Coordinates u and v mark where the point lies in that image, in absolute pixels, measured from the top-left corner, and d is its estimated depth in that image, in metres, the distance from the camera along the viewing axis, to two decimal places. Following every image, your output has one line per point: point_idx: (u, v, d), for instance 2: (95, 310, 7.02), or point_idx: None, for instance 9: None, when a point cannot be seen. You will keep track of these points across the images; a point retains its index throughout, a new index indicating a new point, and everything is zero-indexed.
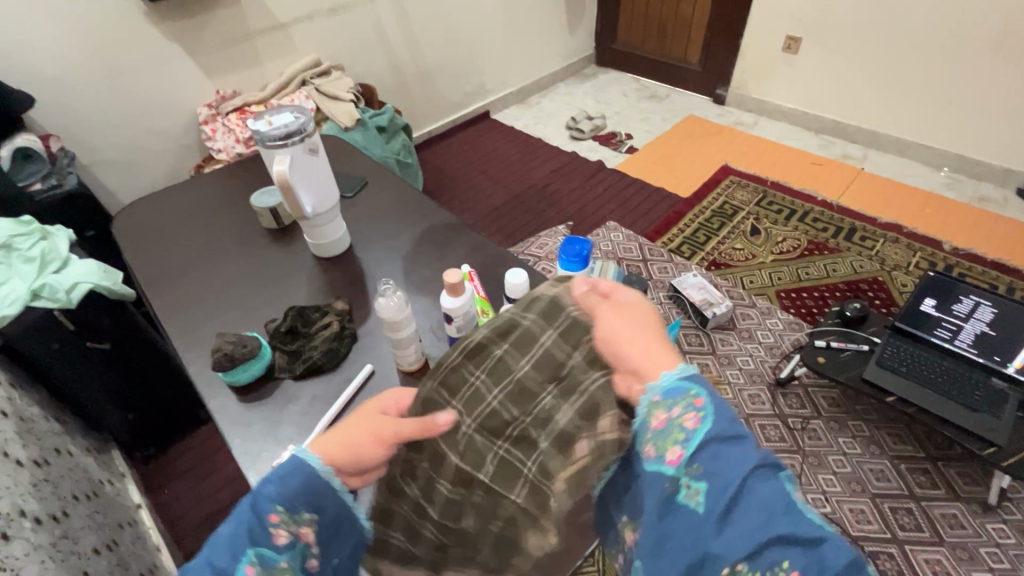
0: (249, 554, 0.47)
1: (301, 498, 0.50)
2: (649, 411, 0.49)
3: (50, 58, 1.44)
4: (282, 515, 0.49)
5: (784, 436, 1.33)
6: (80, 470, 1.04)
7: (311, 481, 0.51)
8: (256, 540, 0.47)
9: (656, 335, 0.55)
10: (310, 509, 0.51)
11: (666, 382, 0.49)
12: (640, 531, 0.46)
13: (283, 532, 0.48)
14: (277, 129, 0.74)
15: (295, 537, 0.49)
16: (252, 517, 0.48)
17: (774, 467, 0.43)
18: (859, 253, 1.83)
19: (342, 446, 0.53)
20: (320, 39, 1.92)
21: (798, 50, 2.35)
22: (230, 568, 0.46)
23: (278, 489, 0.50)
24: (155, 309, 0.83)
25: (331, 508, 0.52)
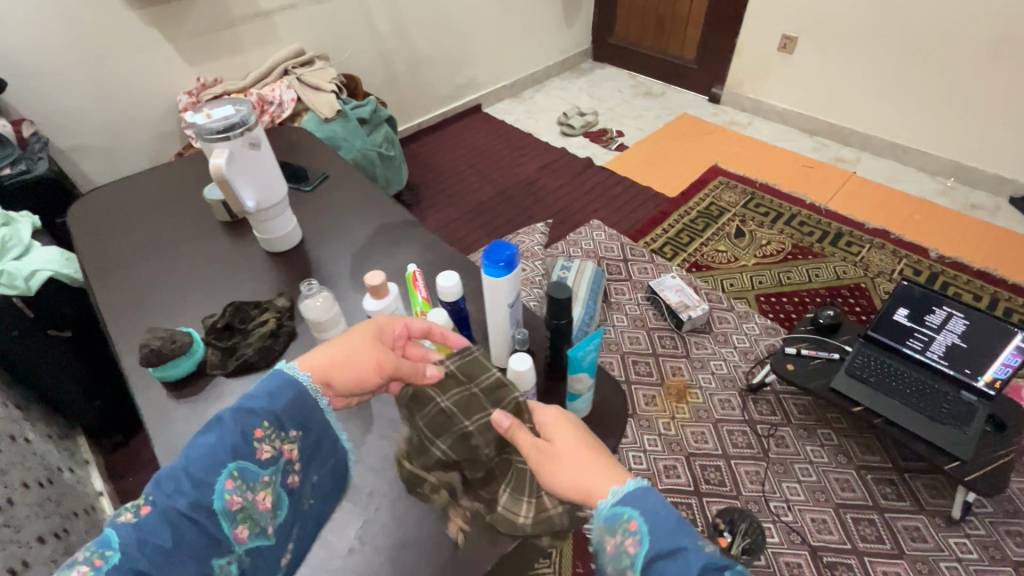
0: (230, 465, 0.50)
1: (287, 416, 0.55)
2: (600, 538, 0.51)
3: (22, 41, 1.42)
4: (267, 431, 0.54)
5: (752, 443, 1.32)
6: (36, 457, 1.04)
7: (300, 401, 0.56)
8: (239, 451, 0.51)
9: (592, 455, 0.55)
10: (294, 429, 0.56)
11: (603, 509, 0.51)
12: None
13: (267, 446, 0.53)
14: (217, 122, 0.73)
15: (278, 452, 0.54)
16: (237, 429, 0.52)
17: (714, 568, 0.44)
18: (844, 259, 1.81)
19: (341, 367, 0.59)
20: (305, 28, 1.90)
21: (795, 50, 2.30)
22: (210, 479, 0.49)
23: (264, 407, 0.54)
24: (99, 299, 0.82)
25: (313, 430, 0.57)
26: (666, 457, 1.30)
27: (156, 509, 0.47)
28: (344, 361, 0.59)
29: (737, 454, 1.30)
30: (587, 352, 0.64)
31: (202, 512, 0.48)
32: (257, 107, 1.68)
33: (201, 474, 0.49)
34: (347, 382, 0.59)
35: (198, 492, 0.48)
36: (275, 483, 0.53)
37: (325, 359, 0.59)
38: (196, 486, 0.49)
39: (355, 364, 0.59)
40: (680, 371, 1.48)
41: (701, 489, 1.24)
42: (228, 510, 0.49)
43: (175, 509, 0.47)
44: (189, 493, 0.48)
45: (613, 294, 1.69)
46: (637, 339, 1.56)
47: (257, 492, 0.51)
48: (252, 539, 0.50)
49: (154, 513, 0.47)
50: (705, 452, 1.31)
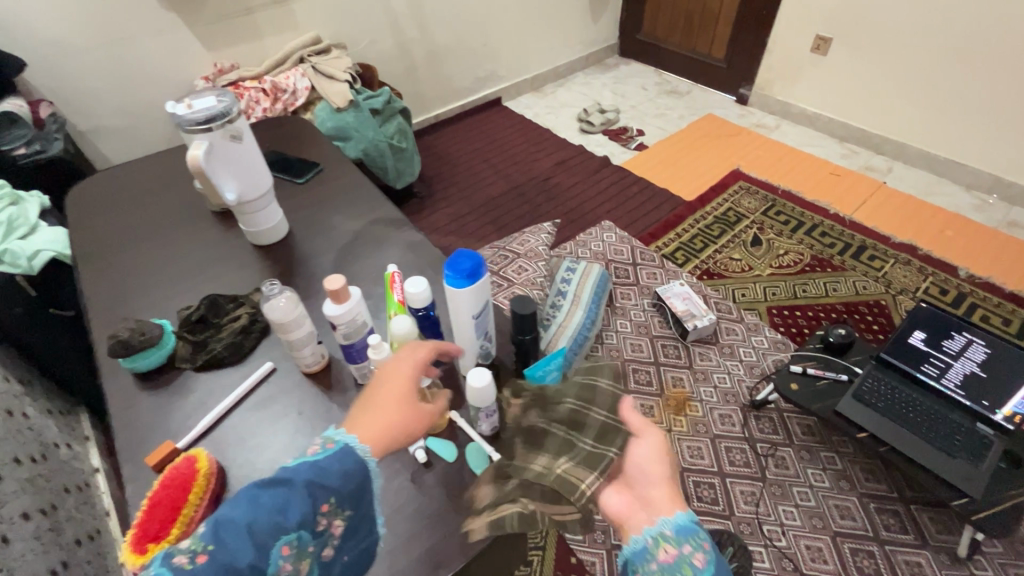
0: (291, 535, 0.45)
1: (353, 495, 0.50)
2: (654, 544, 0.51)
3: (42, 22, 1.44)
4: (331, 506, 0.49)
5: (749, 462, 1.27)
6: (31, 432, 1.07)
7: (366, 482, 0.51)
8: (303, 521, 0.46)
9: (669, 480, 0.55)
10: (352, 506, 0.51)
11: (679, 521, 0.51)
12: None
13: (325, 521, 0.48)
14: (198, 112, 0.72)
15: (328, 528, 0.49)
16: (307, 498, 0.47)
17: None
18: (865, 273, 1.73)
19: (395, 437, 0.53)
20: (323, 16, 1.89)
21: (828, 52, 2.20)
22: (268, 543, 0.44)
23: (334, 481, 0.49)
24: (85, 284, 0.83)
25: (365, 507, 0.52)
26: None
27: (215, 560, 0.42)
28: (404, 425, 0.53)
29: (733, 472, 1.25)
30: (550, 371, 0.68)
31: (253, 574, 0.43)
32: (270, 95, 1.69)
33: (261, 535, 0.44)
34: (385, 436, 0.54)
35: (255, 555, 0.43)
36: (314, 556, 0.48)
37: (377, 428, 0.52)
38: (257, 545, 0.44)
39: (414, 422, 0.54)
40: (681, 382, 1.43)
41: (692, 506, 1.20)
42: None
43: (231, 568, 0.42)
44: (251, 554, 0.43)
45: (618, 298, 1.65)
46: (640, 347, 1.52)
47: (300, 563, 0.46)
48: None
49: (210, 567, 0.42)
50: (701, 468, 1.27)
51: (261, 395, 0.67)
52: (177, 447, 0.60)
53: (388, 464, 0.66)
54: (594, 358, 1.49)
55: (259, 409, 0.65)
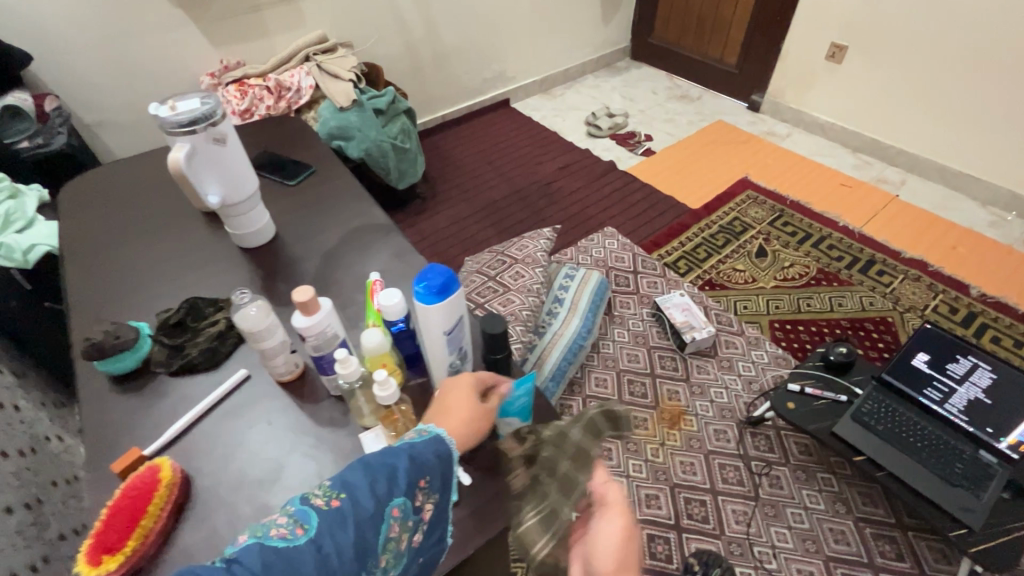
0: (402, 497, 0.48)
1: (444, 479, 0.53)
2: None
3: (50, 17, 1.45)
4: (427, 485, 0.52)
5: (743, 480, 1.25)
6: (22, 425, 1.08)
7: (451, 466, 0.55)
8: (409, 488, 0.50)
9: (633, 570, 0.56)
10: (440, 492, 0.54)
11: None
12: None
13: (422, 496, 0.51)
14: (180, 115, 0.71)
15: (422, 506, 0.51)
16: (413, 466, 0.51)
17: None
18: (872, 289, 1.69)
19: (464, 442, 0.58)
20: (330, 14, 1.89)
21: (843, 60, 2.15)
22: (384, 501, 0.47)
23: (434, 458, 0.53)
24: (70, 282, 0.83)
25: (447, 495, 0.54)
26: (649, 486, 1.24)
27: (345, 507, 0.45)
28: (473, 424, 0.59)
29: (725, 490, 1.23)
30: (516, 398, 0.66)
31: (370, 525, 0.45)
32: (274, 93, 1.69)
33: (381, 489, 0.47)
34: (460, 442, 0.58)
35: (374, 507, 0.46)
36: (409, 533, 0.50)
37: (452, 430, 0.58)
38: (377, 499, 0.47)
39: (481, 422, 0.60)
40: (677, 395, 1.41)
41: (682, 523, 1.18)
42: (385, 538, 0.47)
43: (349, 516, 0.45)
44: (370, 507, 0.46)
45: (617, 307, 1.62)
46: (636, 357, 1.49)
47: (400, 534, 0.48)
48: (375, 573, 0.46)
49: (342, 511, 0.45)
50: (693, 484, 1.24)
51: (233, 404, 0.66)
52: (143, 454, 0.60)
53: None
54: (590, 367, 1.47)
55: (231, 418, 0.65)
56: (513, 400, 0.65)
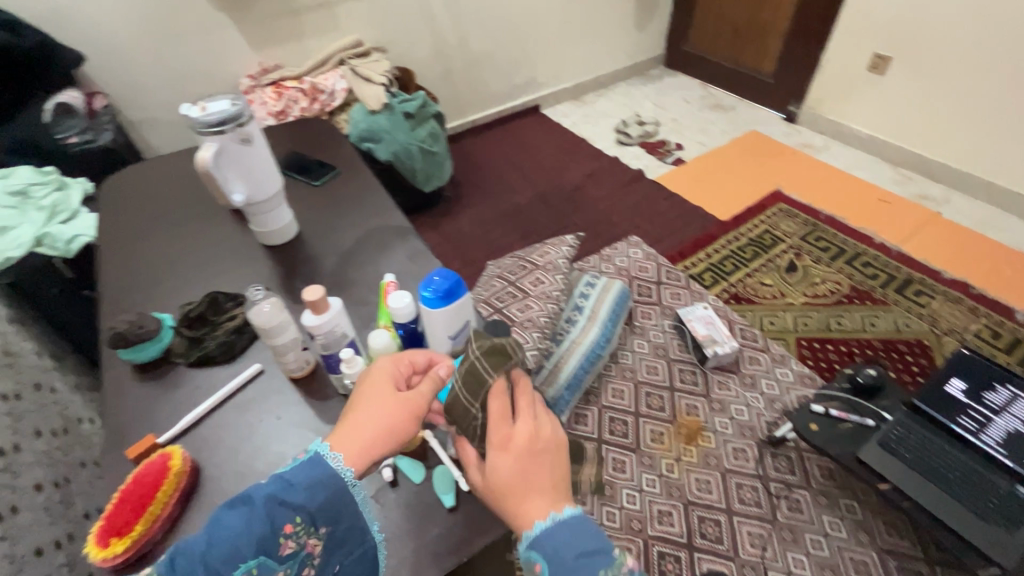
0: (251, 562, 0.44)
1: (322, 511, 0.48)
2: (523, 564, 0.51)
3: (103, 20, 1.53)
4: (298, 525, 0.47)
5: (760, 502, 1.21)
6: (57, 406, 1.13)
7: (338, 496, 0.49)
8: (266, 544, 0.45)
9: (530, 487, 0.51)
10: (325, 523, 0.49)
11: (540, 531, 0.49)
12: None
13: (291, 542, 0.46)
14: (211, 115, 0.73)
15: (302, 546, 0.47)
16: (267, 518, 0.45)
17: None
18: (908, 309, 1.62)
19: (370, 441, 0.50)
20: (366, 20, 1.93)
21: (885, 71, 2.08)
22: (226, 570, 0.43)
23: (300, 497, 0.47)
24: (104, 272, 0.87)
25: (341, 520, 0.50)
26: (662, 501, 1.22)
27: None
28: (380, 418, 0.51)
29: (741, 511, 1.20)
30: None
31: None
32: (309, 95, 1.74)
33: (217, 563, 0.43)
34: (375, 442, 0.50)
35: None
36: None
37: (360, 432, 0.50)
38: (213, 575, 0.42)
39: (390, 415, 0.51)
40: (695, 410, 1.38)
41: (694, 542, 1.15)
42: None
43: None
44: None
45: (638, 317, 1.60)
46: (655, 369, 1.47)
47: None
48: None
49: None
50: (707, 503, 1.21)
51: (244, 397, 0.68)
52: (157, 442, 0.62)
53: None
54: (607, 378, 1.45)
55: (241, 412, 0.66)
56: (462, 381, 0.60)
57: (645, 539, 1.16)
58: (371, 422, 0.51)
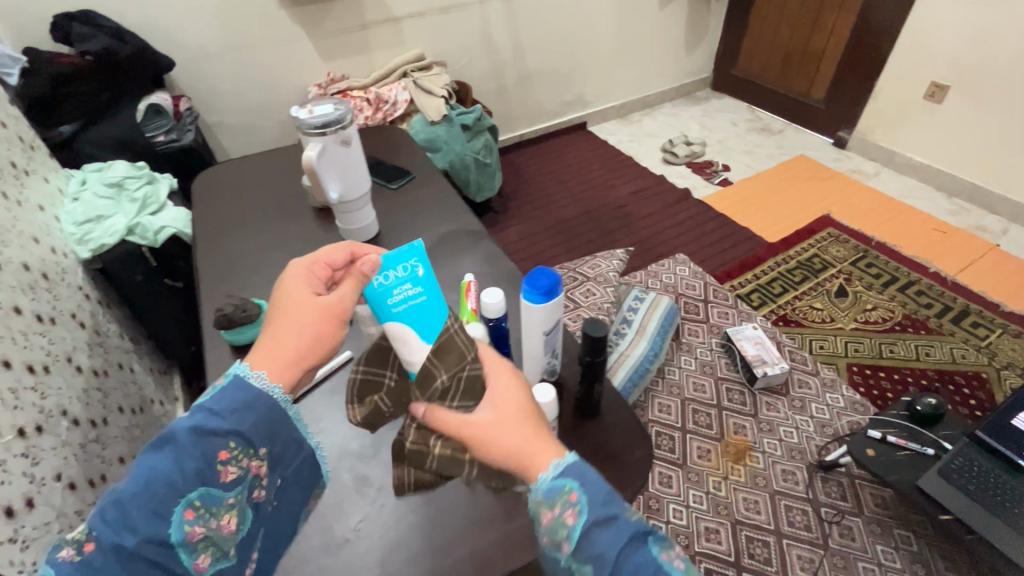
0: (191, 496, 0.45)
1: (259, 433, 0.49)
2: (533, 508, 0.47)
3: (190, 29, 1.63)
4: (234, 451, 0.47)
5: (810, 526, 1.19)
6: (134, 385, 1.20)
7: (267, 415, 0.50)
8: (201, 475, 0.45)
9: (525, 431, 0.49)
10: (264, 444, 0.49)
11: (551, 476, 0.46)
12: (596, 546, 0.43)
13: (233, 468, 0.47)
14: (317, 117, 0.80)
15: (245, 471, 0.48)
16: (195, 452, 0.45)
17: (645, 531, 0.45)
18: (964, 341, 1.58)
19: (294, 355, 0.52)
20: (428, 35, 2.01)
21: (943, 100, 2.05)
22: (165, 512, 0.44)
23: (227, 424, 0.47)
24: (200, 260, 0.93)
25: (281, 440, 0.51)
26: (709, 518, 1.21)
27: (103, 546, 0.42)
28: (304, 332, 0.53)
29: (791, 533, 1.18)
30: (403, 291, 0.60)
31: (159, 550, 0.43)
32: (373, 105, 1.81)
33: (154, 505, 0.43)
34: (301, 354, 0.52)
35: (151, 528, 0.43)
36: (241, 502, 0.48)
37: (284, 348, 0.52)
38: (152, 518, 0.43)
39: (312, 330, 0.53)
40: (743, 430, 1.37)
41: (742, 561, 1.15)
42: (192, 544, 0.45)
43: (123, 547, 0.42)
44: (141, 530, 0.43)
45: (684, 334, 1.61)
46: (702, 387, 1.47)
47: (221, 517, 0.47)
48: (218, 563, 0.47)
49: (100, 552, 0.42)
50: (756, 523, 1.20)
51: None
52: None
53: None
54: (653, 392, 1.46)
55: None
56: (392, 286, 0.60)
57: (691, 555, 1.16)
58: (293, 336, 0.52)
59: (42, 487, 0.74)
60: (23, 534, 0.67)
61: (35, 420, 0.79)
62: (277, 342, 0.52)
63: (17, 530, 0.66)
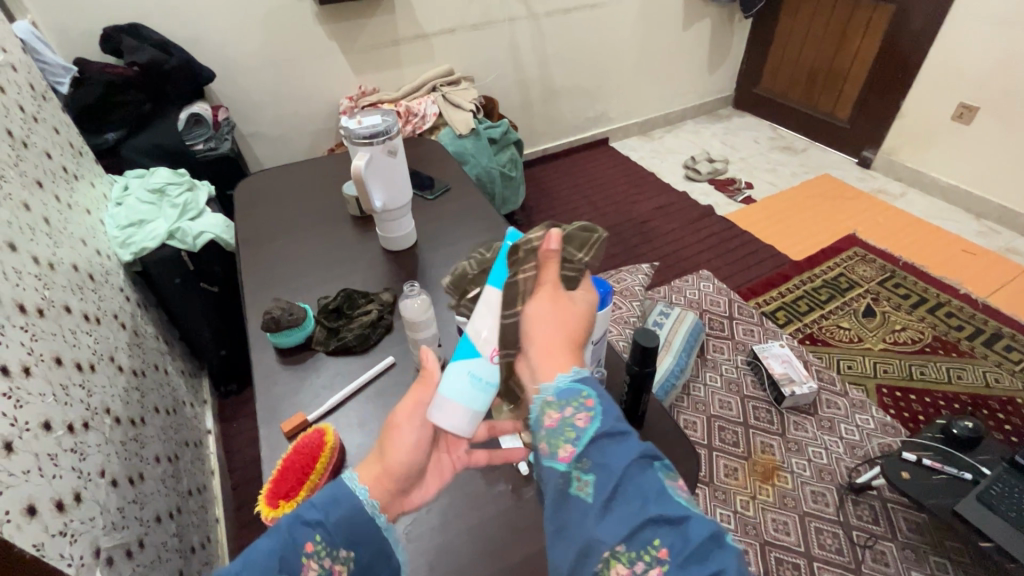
0: None
1: (344, 533, 0.47)
2: (541, 410, 0.44)
3: (230, 43, 1.68)
4: (319, 546, 0.45)
5: (842, 549, 1.17)
6: (169, 387, 1.22)
7: (355, 524, 0.48)
8: (289, 564, 0.44)
9: (566, 339, 0.48)
10: (347, 546, 0.47)
11: (562, 382, 0.44)
12: (600, 458, 0.40)
13: (316, 563, 0.45)
14: (364, 129, 0.83)
15: (326, 571, 0.46)
16: (291, 538, 0.44)
17: (652, 456, 0.41)
18: (998, 364, 1.55)
19: (391, 472, 0.51)
20: (458, 51, 2.05)
21: (972, 121, 2.04)
22: None
23: (321, 517, 0.46)
24: (244, 265, 0.95)
25: (364, 546, 0.48)
26: (738, 539, 1.19)
27: None
28: (404, 452, 0.52)
29: (822, 556, 1.16)
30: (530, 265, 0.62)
31: None
32: (404, 118, 1.84)
33: None
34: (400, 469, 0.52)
35: None
36: None
37: (387, 467, 0.51)
38: None
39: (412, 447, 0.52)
40: (770, 449, 1.35)
41: None
42: None
43: None
44: None
45: (709, 351, 1.60)
46: (729, 405, 1.45)
47: None
48: None
49: None
50: (786, 545, 1.18)
51: (377, 386, 0.73)
52: (307, 419, 0.69)
53: (489, 470, 0.68)
54: (679, 408, 1.45)
55: (375, 399, 0.72)
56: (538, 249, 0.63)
57: None
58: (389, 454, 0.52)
59: (89, 483, 0.75)
60: (72, 528, 0.68)
61: (82, 417, 0.80)
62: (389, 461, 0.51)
63: (67, 524, 0.67)
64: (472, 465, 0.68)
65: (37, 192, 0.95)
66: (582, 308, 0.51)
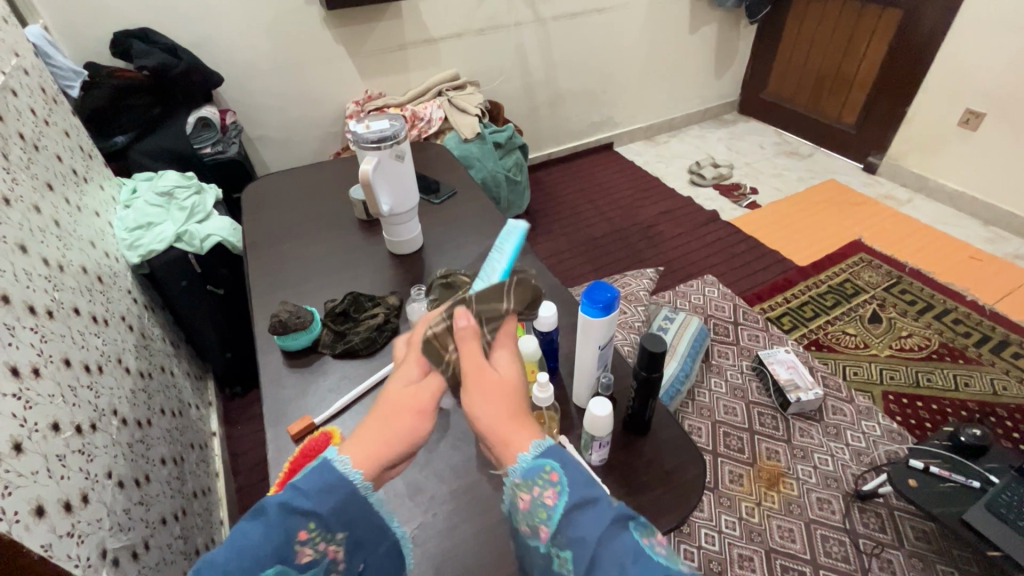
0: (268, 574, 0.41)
1: (339, 518, 0.43)
2: (512, 492, 0.44)
3: (239, 47, 1.70)
4: (313, 533, 0.42)
5: (848, 557, 1.16)
6: (175, 389, 1.23)
7: (350, 505, 0.44)
8: (280, 551, 0.41)
9: (515, 417, 0.46)
10: (343, 528, 0.44)
11: (524, 461, 0.44)
12: (571, 531, 0.40)
13: (310, 551, 0.42)
14: (373, 133, 0.83)
15: (322, 555, 0.43)
16: (281, 528, 0.41)
17: (625, 516, 0.40)
18: (1005, 372, 1.54)
19: (383, 451, 0.44)
20: (464, 56, 2.06)
21: (978, 127, 2.03)
22: None
23: (312, 505, 0.42)
24: (250, 268, 0.96)
25: (360, 525, 0.45)
26: (743, 545, 1.18)
27: None
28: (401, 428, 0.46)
29: (828, 564, 1.15)
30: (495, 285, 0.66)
31: None
32: (410, 122, 1.85)
33: None
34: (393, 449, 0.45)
35: None
36: None
37: (380, 445, 0.45)
38: None
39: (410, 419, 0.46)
40: (776, 455, 1.34)
41: None
42: None
43: None
44: None
45: (715, 356, 1.59)
46: (734, 410, 1.45)
47: None
48: None
49: None
50: (791, 552, 1.17)
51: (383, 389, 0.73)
52: (313, 422, 0.69)
53: (495, 476, 0.67)
54: (684, 414, 1.44)
55: None
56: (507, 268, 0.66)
57: None
58: (385, 430, 0.46)
59: (95, 484, 0.76)
60: (79, 528, 0.68)
61: (90, 418, 0.81)
62: (384, 436, 0.45)
63: (74, 524, 0.68)
64: (477, 470, 0.68)
65: (47, 194, 0.96)
66: (511, 375, 0.49)
